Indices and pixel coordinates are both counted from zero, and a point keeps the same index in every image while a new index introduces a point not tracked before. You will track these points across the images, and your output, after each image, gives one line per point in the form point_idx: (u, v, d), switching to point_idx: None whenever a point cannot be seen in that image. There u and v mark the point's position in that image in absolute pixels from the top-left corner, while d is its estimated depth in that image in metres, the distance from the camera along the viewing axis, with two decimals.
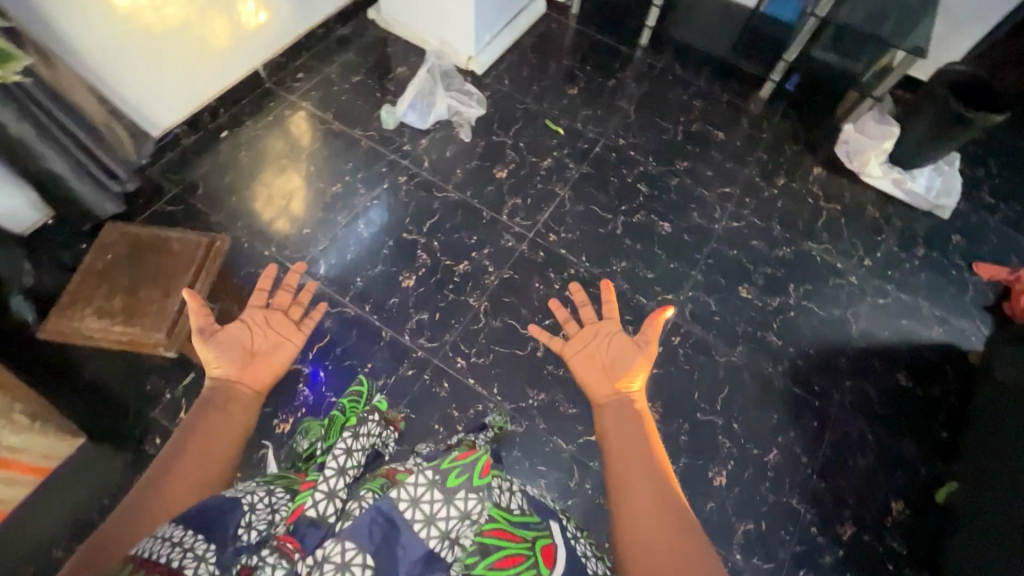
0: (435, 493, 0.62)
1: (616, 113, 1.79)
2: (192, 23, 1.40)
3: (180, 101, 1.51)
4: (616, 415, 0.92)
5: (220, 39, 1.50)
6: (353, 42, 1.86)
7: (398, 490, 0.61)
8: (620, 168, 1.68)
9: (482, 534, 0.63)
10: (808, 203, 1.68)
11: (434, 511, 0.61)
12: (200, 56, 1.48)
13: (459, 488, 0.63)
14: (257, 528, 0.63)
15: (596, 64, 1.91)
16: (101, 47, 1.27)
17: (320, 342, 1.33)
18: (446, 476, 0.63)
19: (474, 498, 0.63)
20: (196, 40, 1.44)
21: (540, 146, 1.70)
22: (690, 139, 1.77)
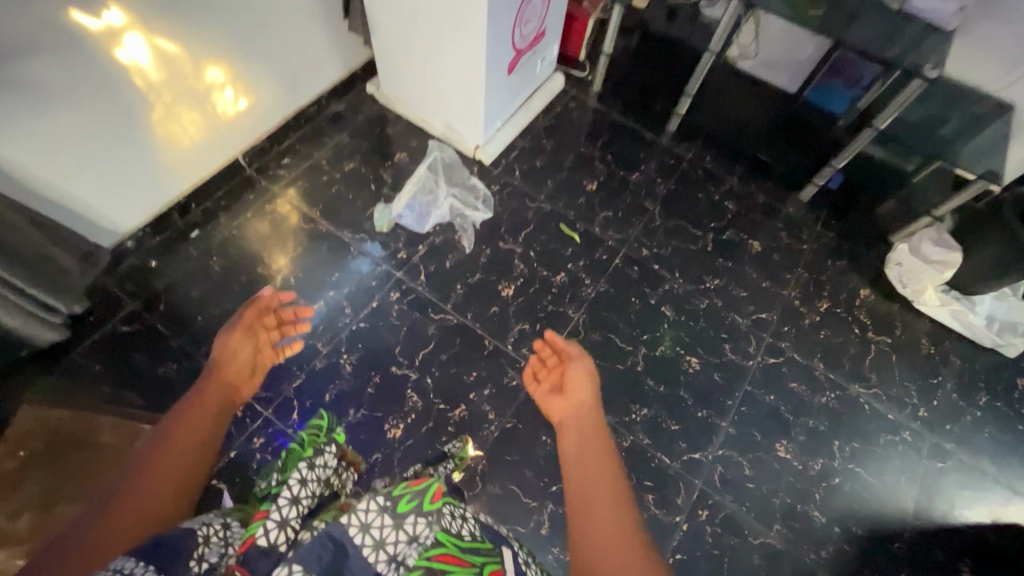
0: (385, 518, 0.57)
1: (639, 216, 1.60)
2: (156, 121, 1.21)
3: (141, 203, 1.31)
4: (576, 419, 0.91)
5: (190, 132, 1.31)
6: (348, 121, 1.67)
7: (349, 514, 0.56)
8: (643, 287, 1.48)
9: (427, 557, 0.57)
10: (854, 335, 1.48)
11: (384, 537, 0.56)
12: (167, 153, 1.29)
13: (408, 514, 0.58)
14: (209, 559, 0.55)
15: (618, 154, 1.71)
16: (44, 164, 1.07)
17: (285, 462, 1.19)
18: (396, 502, 0.59)
19: (423, 523, 0.59)
20: (162, 136, 1.25)
21: (552, 255, 1.50)
22: (722, 250, 1.57)
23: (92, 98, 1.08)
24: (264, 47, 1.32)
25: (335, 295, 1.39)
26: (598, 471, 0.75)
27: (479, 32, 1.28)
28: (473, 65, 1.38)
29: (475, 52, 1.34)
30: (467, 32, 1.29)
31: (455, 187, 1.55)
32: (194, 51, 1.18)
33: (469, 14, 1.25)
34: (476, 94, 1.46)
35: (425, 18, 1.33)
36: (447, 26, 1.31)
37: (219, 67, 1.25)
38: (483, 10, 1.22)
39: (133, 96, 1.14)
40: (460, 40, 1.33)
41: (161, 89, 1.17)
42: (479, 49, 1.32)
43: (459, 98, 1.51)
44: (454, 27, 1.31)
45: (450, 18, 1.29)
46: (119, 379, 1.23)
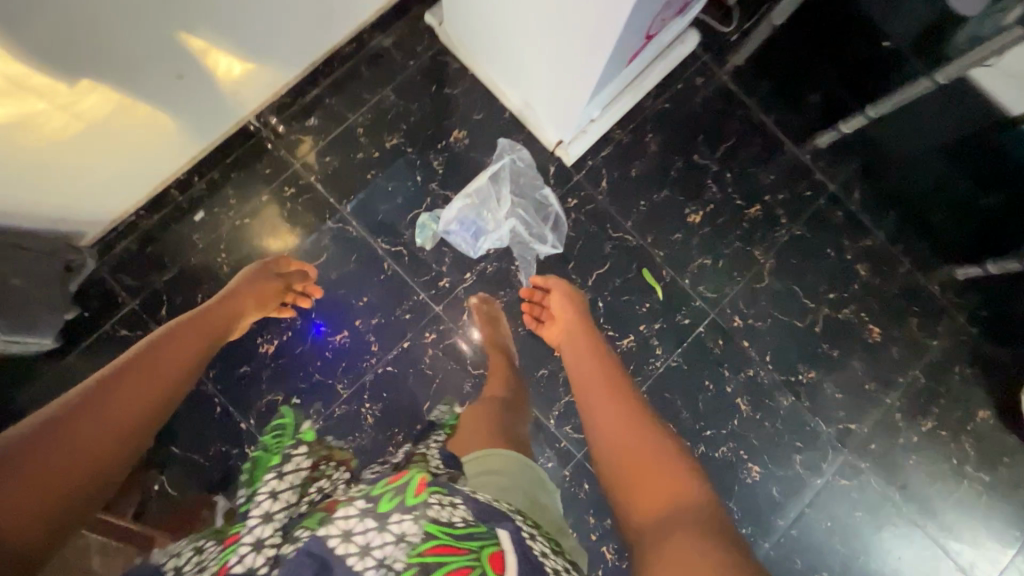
0: (366, 523, 0.46)
1: (742, 269, 1.27)
2: (147, 94, 0.86)
3: (129, 184, 1.03)
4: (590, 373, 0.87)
5: (193, 103, 0.96)
6: (396, 66, 1.25)
7: (328, 524, 0.46)
8: (722, 369, 1.24)
9: (418, 553, 0.45)
10: (948, 465, 1.26)
11: (354, 528, 0.46)
12: (159, 130, 0.96)
13: (391, 513, 0.47)
14: None
15: (740, 171, 1.30)
16: None
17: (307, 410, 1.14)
18: (382, 499, 0.48)
19: (409, 520, 0.46)
20: (156, 109, 0.90)
21: (624, 310, 1.23)
22: (831, 332, 1.28)
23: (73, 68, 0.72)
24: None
25: (360, 328, 1.17)
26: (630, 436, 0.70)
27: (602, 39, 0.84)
28: (581, 67, 0.95)
29: (587, 56, 0.91)
30: (582, 30, 0.86)
31: (522, 199, 1.21)
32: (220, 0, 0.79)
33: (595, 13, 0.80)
34: (575, 94, 1.04)
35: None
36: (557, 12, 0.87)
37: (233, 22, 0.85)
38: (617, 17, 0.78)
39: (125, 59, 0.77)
40: (569, 32, 0.89)
41: (169, 48, 0.81)
42: (594, 54, 0.89)
43: (549, 88, 1.09)
44: (565, 18, 0.86)
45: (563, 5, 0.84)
46: None
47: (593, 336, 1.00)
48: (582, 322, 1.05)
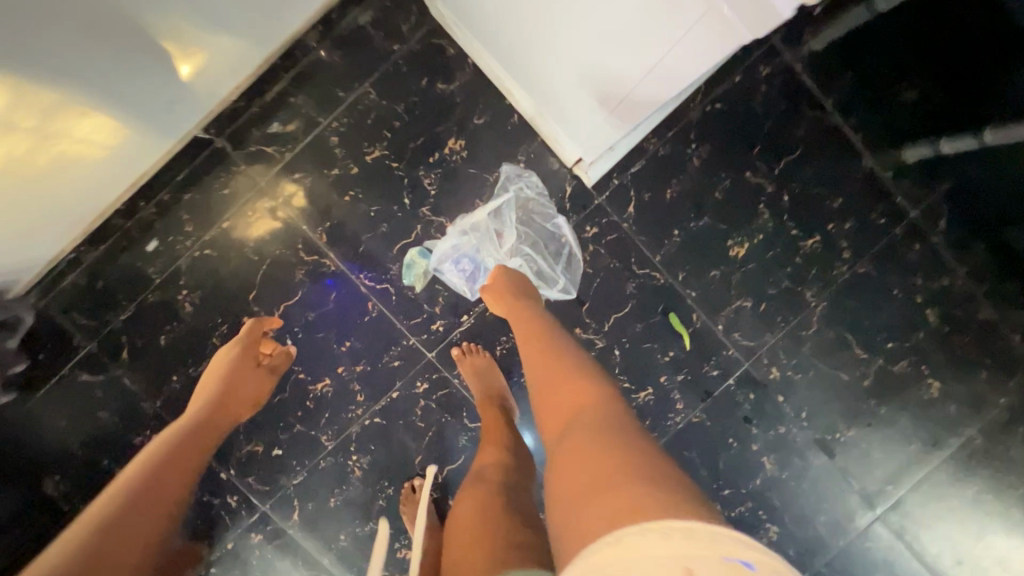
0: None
1: (787, 313, 1.08)
2: (58, 113, 0.69)
3: (48, 228, 0.86)
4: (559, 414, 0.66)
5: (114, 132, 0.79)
6: (376, 52, 0.99)
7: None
8: (750, 425, 1.10)
9: None
10: (993, 532, 1.14)
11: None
12: (76, 161, 0.77)
13: None
14: None
15: (800, 194, 1.05)
16: None
17: (302, 449, 1.05)
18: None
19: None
20: (66, 150, 0.74)
21: (643, 359, 1.07)
22: (881, 386, 1.11)
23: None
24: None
25: (344, 377, 1.04)
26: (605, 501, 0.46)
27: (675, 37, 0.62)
28: (621, 71, 0.73)
29: (644, 60, 0.68)
30: (648, 27, 0.63)
31: (530, 233, 1.01)
32: None
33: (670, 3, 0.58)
34: (609, 108, 0.81)
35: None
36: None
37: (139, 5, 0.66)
38: (715, 16, 0.56)
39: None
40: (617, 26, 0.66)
41: (59, 34, 0.63)
42: (653, 57, 0.67)
43: (572, 97, 0.85)
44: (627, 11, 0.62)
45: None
46: (90, 444, 1.03)
47: (556, 340, 0.80)
48: (542, 326, 0.85)
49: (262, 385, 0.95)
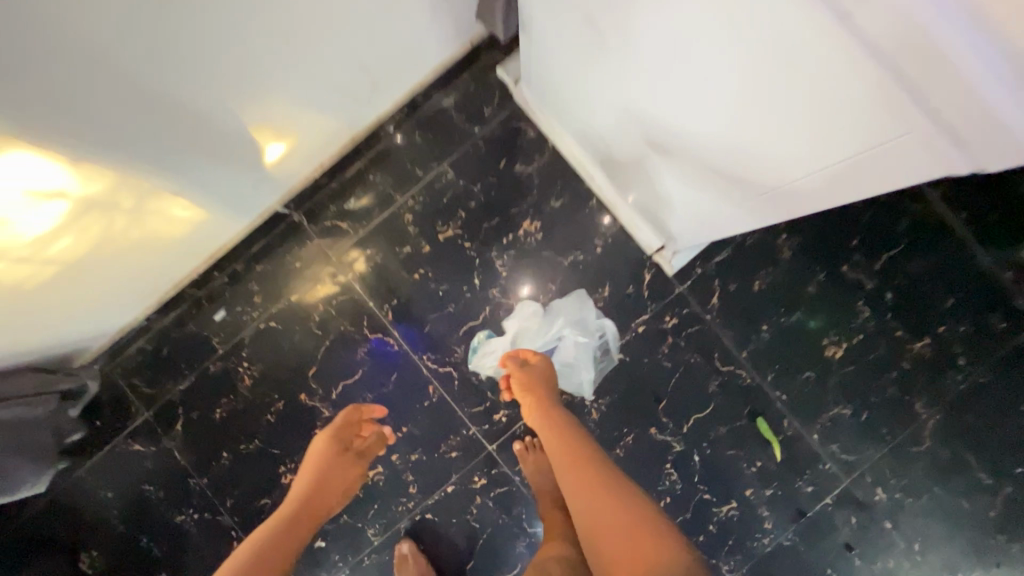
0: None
1: (894, 427, 0.95)
2: (159, 195, 0.68)
3: (105, 304, 0.82)
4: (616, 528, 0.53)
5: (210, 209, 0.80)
6: (456, 134, 0.98)
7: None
8: (851, 556, 0.95)
9: None
10: None
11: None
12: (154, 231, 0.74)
13: None
14: None
15: (905, 292, 0.96)
16: None
17: (347, 542, 0.98)
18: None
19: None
20: (160, 228, 0.75)
21: (726, 469, 0.96)
22: (1011, 521, 0.94)
23: (72, 106, 0.48)
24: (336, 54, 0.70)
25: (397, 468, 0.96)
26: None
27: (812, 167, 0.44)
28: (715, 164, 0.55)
29: (745, 166, 0.51)
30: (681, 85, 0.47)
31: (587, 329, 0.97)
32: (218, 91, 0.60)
33: (789, 121, 0.40)
34: (695, 183, 0.64)
35: (651, 68, 0.49)
36: (717, 152, 0.52)
37: (275, 96, 0.68)
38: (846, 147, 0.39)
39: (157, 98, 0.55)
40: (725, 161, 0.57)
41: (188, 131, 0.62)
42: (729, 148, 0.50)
43: (654, 161, 0.67)
44: (719, 107, 0.45)
45: (715, 92, 0.44)
46: (134, 520, 0.99)
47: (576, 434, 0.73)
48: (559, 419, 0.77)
49: (352, 473, 0.87)
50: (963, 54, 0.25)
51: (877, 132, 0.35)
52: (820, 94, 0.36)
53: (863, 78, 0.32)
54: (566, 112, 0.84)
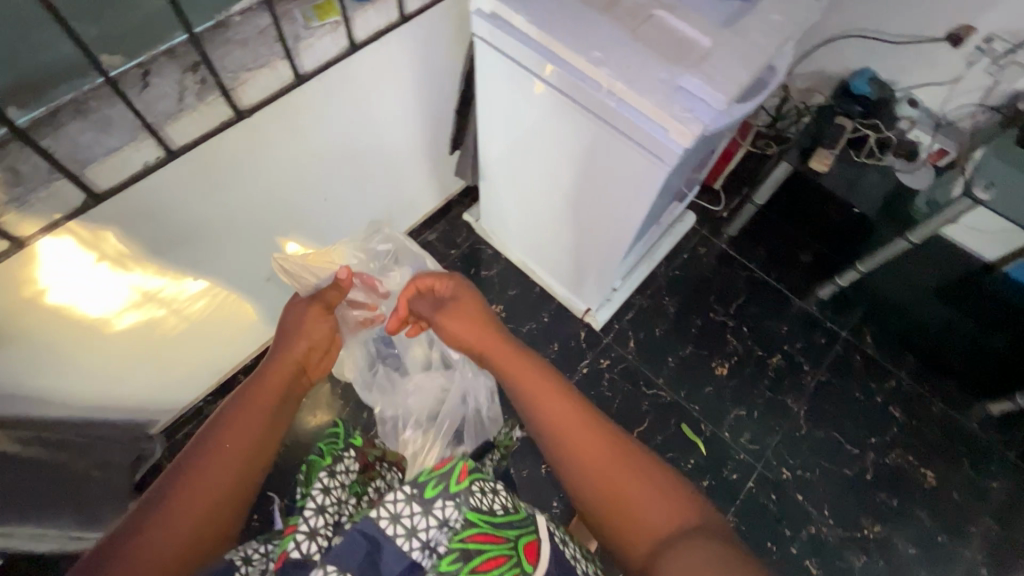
0: (413, 506, 0.44)
1: (778, 420, 1.30)
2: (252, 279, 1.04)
3: (179, 374, 1.06)
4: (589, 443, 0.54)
5: (276, 303, 1.15)
6: (439, 255, 1.45)
7: (377, 505, 0.44)
8: (783, 529, 1.19)
9: (461, 539, 0.45)
10: None
11: (415, 525, 0.44)
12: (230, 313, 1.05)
13: (437, 500, 0.45)
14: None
15: (755, 325, 1.41)
16: (102, 386, 0.92)
17: None
18: (421, 489, 0.45)
19: (452, 505, 0.45)
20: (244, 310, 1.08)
21: (670, 468, 1.23)
22: (885, 481, 1.25)
23: (255, 209, 0.92)
24: (372, 195, 1.18)
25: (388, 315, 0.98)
26: (587, 426, 0.55)
27: (616, 214, 0.97)
28: (584, 227, 1.08)
29: (595, 223, 1.04)
30: (559, 183, 1.03)
31: None
32: (308, 208, 1.03)
33: (599, 188, 0.95)
34: (581, 247, 1.16)
35: (546, 177, 1.05)
36: (583, 217, 1.06)
37: (334, 220, 1.13)
38: (620, 196, 0.92)
39: (288, 211, 0.99)
40: (593, 220, 1.04)
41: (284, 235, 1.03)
42: (585, 211, 1.03)
43: (560, 238, 1.19)
44: (576, 189, 1.00)
45: (572, 181, 0.99)
46: None
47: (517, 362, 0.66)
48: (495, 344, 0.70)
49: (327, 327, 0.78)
50: (631, 135, 0.78)
51: (627, 186, 0.89)
52: (604, 172, 0.90)
53: (612, 160, 0.86)
54: (510, 228, 1.33)
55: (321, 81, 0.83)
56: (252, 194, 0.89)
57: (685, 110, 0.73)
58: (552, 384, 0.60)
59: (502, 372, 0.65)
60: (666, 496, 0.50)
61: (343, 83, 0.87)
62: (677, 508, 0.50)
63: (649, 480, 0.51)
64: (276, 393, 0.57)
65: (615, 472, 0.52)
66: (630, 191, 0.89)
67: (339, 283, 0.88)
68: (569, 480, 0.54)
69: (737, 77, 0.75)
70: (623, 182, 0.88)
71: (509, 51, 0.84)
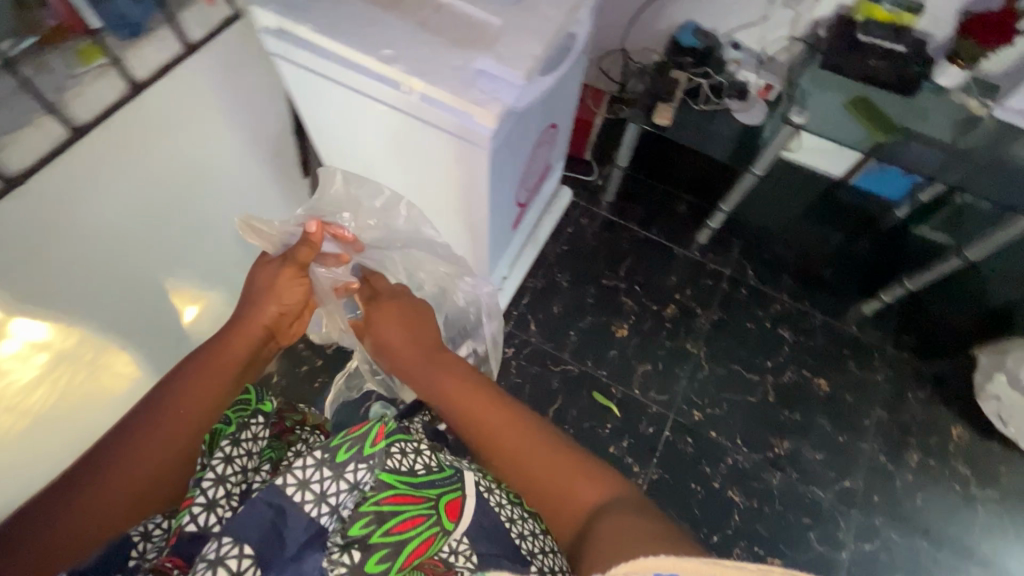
0: (323, 472, 0.45)
1: (681, 366, 1.36)
2: (105, 348, 0.94)
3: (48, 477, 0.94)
4: (514, 442, 0.57)
5: (143, 369, 1.05)
6: None
7: (284, 473, 0.45)
8: (703, 467, 1.25)
9: (375, 502, 0.48)
10: (955, 491, 1.26)
11: (326, 490, 0.45)
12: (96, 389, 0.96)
13: (349, 462, 0.46)
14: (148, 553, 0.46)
15: (646, 281, 1.46)
16: None
17: None
18: (333, 453, 0.46)
19: (364, 468, 0.47)
20: (108, 384, 0.98)
21: (589, 437, 1.26)
22: (785, 398, 1.33)
23: (81, 275, 0.83)
24: (223, 237, 1.11)
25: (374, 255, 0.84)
26: (512, 426, 0.58)
27: (465, 207, 0.97)
28: (445, 224, 1.07)
29: (452, 219, 1.04)
30: (406, 186, 1.01)
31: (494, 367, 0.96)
32: (149, 260, 0.95)
33: (441, 184, 0.94)
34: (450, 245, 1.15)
35: (393, 182, 1.03)
36: (440, 215, 1.05)
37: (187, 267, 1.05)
38: (462, 189, 0.92)
39: (131, 266, 0.92)
40: (451, 217, 1.03)
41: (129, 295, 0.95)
42: (439, 209, 1.03)
43: None
44: (423, 190, 0.99)
45: (417, 182, 0.98)
46: None
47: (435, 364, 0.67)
48: (416, 344, 0.70)
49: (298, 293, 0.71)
50: (446, 130, 0.78)
51: (463, 179, 0.89)
52: (439, 169, 0.90)
53: (440, 155, 0.86)
54: None
55: (121, 119, 0.77)
56: (73, 260, 0.81)
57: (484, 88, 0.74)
58: (483, 403, 0.60)
59: (423, 379, 0.66)
60: (585, 477, 0.54)
61: (150, 125, 0.82)
62: (599, 486, 0.53)
63: (581, 472, 0.54)
64: (229, 391, 0.58)
65: (547, 472, 0.55)
66: (467, 183, 0.89)
67: (310, 238, 0.72)
68: (501, 475, 0.57)
69: (528, 50, 0.77)
70: (459, 175, 0.88)
71: (307, 63, 0.80)
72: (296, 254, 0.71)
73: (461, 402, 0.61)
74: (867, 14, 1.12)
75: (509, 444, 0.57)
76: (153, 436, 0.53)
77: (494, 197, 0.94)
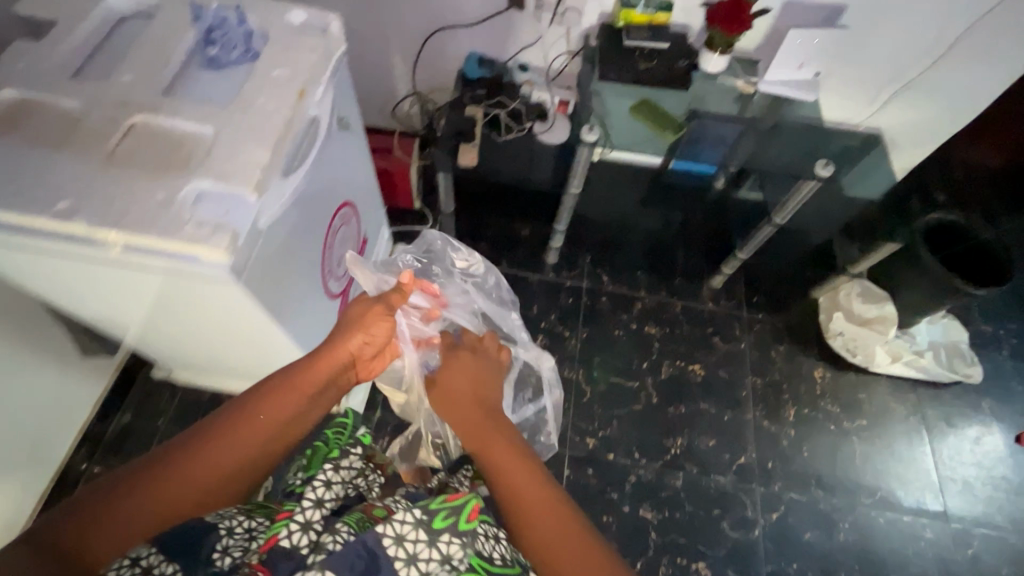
0: (421, 533, 0.46)
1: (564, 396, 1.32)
2: None
3: None
4: (544, 529, 0.51)
5: None
6: (148, 433, 1.19)
7: (384, 523, 0.46)
8: (610, 495, 1.22)
9: None
10: (832, 431, 1.34)
11: (417, 552, 0.46)
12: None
13: (444, 531, 0.47)
14: (231, 556, 0.45)
15: None
16: None
17: None
18: (432, 517, 0.47)
19: (457, 544, 0.47)
20: None
21: None
22: (667, 395, 1.35)
23: None
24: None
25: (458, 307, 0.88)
26: (550, 513, 0.53)
27: (259, 334, 0.85)
28: (250, 349, 0.93)
29: (253, 345, 0.91)
30: (184, 324, 0.86)
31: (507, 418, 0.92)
32: None
33: (217, 319, 0.80)
34: (270, 364, 1.01)
35: (167, 323, 0.87)
36: (239, 343, 0.91)
37: None
38: (244, 321, 0.80)
39: None
40: (251, 343, 0.90)
41: None
42: (234, 339, 0.89)
43: (246, 363, 1.03)
44: (203, 326, 0.84)
45: (192, 321, 0.83)
46: None
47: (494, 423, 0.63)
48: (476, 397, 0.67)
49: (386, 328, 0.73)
50: (180, 278, 0.65)
51: (236, 314, 0.76)
52: (204, 308, 0.76)
53: (194, 298, 0.72)
54: (199, 368, 1.13)
55: None
56: None
57: (202, 215, 0.61)
58: (530, 476, 0.56)
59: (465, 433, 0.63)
60: None
61: None
62: None
63: None
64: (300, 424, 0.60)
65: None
66: (244, 316, 0.77)
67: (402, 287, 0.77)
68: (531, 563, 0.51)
69: (248, 154, 0.65)
70: (229, 312, 0.76)
71: None
72: (386, 297, 0.74)
73: (508, 466, 0.57)
74: (625, 20, 1.14)
75: (545, 534, 0.51)
76: (240, 439, 0.55)
77: (285, 317, 0.82)
